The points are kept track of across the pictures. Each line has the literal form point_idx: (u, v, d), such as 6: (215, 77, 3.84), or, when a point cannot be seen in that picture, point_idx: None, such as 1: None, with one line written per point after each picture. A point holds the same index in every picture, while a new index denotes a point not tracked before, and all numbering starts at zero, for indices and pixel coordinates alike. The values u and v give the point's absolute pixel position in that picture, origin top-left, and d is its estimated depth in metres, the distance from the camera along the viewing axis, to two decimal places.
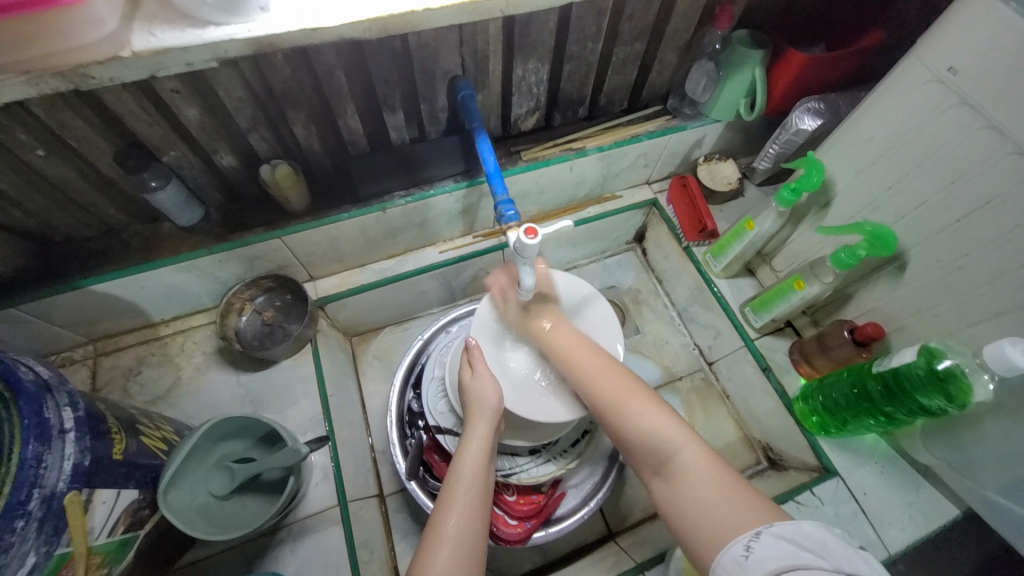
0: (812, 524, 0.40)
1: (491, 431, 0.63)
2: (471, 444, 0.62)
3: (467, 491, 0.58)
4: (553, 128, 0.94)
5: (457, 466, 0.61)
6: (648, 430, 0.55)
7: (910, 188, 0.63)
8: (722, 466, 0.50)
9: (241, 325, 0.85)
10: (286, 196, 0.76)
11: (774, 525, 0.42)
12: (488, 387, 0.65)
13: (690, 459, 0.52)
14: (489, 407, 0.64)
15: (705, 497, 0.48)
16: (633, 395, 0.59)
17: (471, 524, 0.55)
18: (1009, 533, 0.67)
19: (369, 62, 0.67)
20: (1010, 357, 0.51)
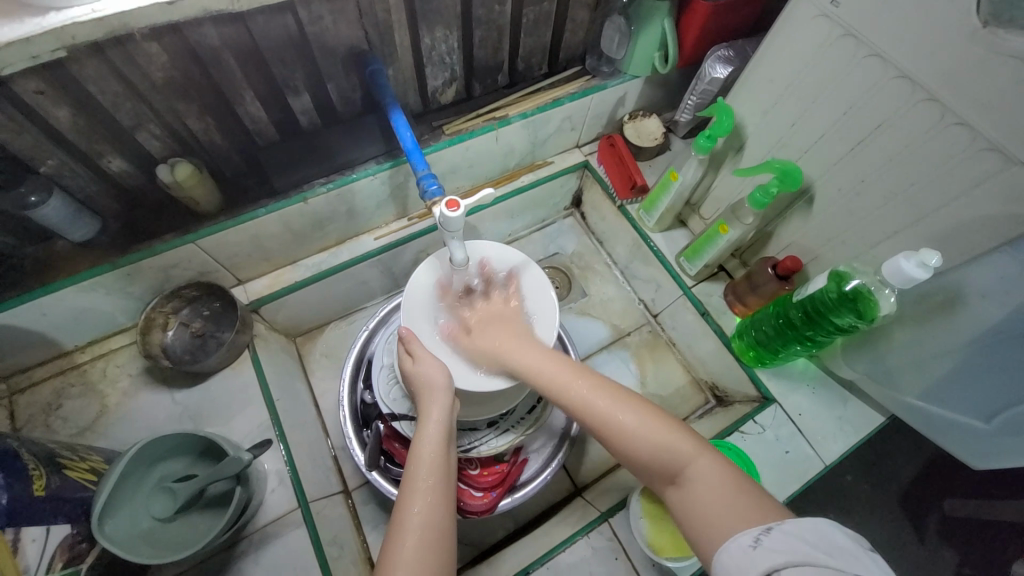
0: (824, 521, 0.40)
1: (445, 412, 0.63)
2: (425, 432, 0.61)
3: (429, 480, 0.57)
4: (474, 99, 0.92)
5: (415, 453, 0.60)
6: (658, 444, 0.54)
7: (811, 122, 0.67)
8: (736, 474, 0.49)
9: (167, 341, 0.80)
10: (192, 196, 0.71)
11: (785, 521, 0.41)
12: (432, 369, 0.65)
13: (703, 471, 0.50)
14: (438, 386, 0.63)
15: (714, 503, 0.47)
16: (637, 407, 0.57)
17: (437, 512, 0.55)
18: (916, 422, 0.77)
19: (260, 42, 0.63)
20: (908, 272, 0.56)
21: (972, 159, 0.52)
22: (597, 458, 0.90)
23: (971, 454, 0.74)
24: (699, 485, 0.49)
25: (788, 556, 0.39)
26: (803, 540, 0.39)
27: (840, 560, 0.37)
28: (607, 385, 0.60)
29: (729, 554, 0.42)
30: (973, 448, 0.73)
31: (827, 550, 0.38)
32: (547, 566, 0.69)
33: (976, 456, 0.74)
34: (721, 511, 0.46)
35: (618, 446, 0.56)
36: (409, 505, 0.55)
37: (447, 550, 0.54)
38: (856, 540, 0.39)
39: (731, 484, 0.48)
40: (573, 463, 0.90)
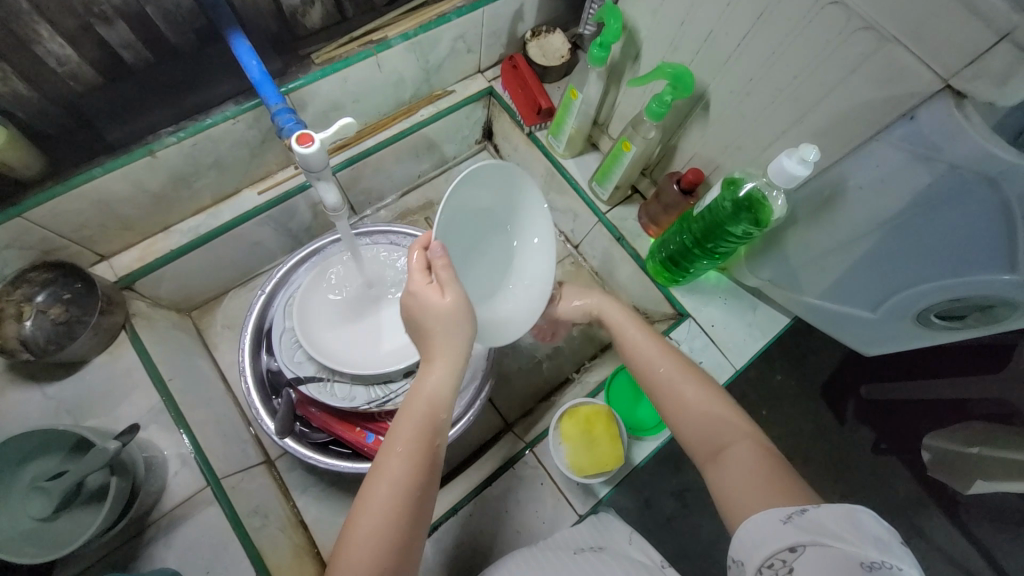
0: (863, 511, 0.38)
1: (454, 365, 0.55)
2: (426, 381, 0.53)
3: (415, 432, 0.50)
4: (348, 20, 0.80)
5: (410, 400, 0.53)
6: (703, 414, 0.54)
7: (699, 19, 0.62)
8: (776, 461, 0.48)
9: (25, 332, 0.71)
10: (5, 160, 0.60)
11: (823, 504, 0.40)
12: (453, 315, 0.54)
13: (749, 451, 0.49)
14: (455, 329, 0.54)
15: (751, 481, 0.46)
16: (701, 383, 0.57)
17: (421, 470, 0.49)
18: (816, 321, 0.80)
19: None
20: (788, 169, 0.54)
21: (848, 41, 0.50)
22: (524, 394, 0.92)
23: (862, 342, 0.79)
24: (734, 460, 0.49)
25: (817, 535, 0.38)
26: (835, 521, 0.38)
27: (867, 547, 0.36)
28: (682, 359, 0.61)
29: (754, 523, 0.42)
30: (864, 336, 0.78)
31: (861, 537, 0.36)
32: (474, 500, 0.70)
33: (864, 342, 0.79)
34: (744, 489, 0.45)
35: (667, 405, 0.57)
36: (389, 456, 0.49)
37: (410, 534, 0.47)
38: (897, 540, 0.37)
39: (767, 467, 0.47)
40: (503, 401, 0.91)
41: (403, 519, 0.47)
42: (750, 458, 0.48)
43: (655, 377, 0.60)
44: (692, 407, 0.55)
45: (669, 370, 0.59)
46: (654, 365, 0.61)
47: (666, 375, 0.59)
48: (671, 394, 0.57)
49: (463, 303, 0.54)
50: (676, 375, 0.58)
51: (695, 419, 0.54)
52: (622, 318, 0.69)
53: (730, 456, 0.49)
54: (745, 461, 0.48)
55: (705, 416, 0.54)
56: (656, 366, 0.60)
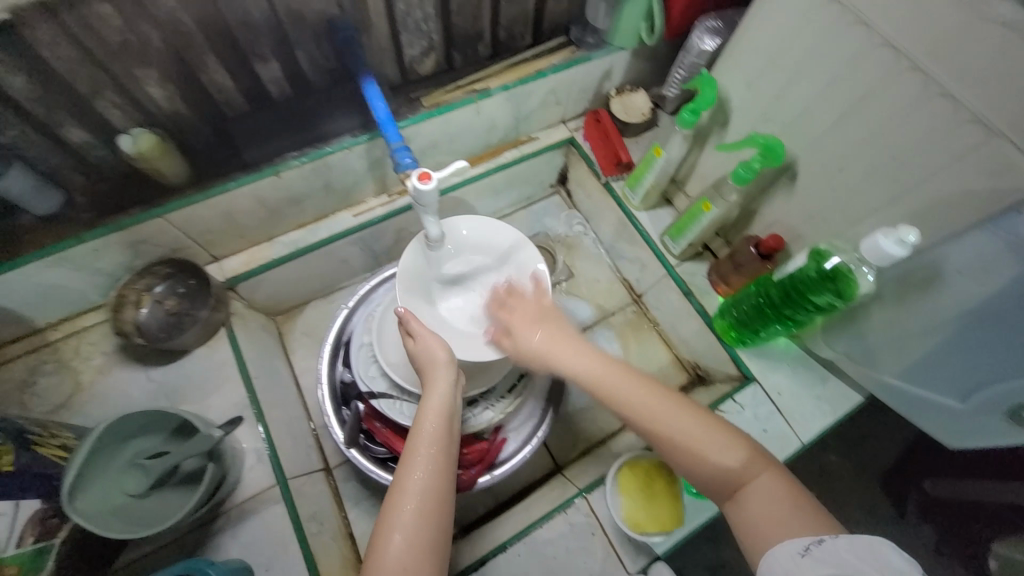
0: (879, 542, 0.40)
1: (451, 386, 0.62)
2: (429, 403, 0.60)
3: (426, 449, 0.56)
4: (454, 70, 0.89)
5: (416, 425, 0.59)
6: (711, 452, 0.52)
7: (795, 96, 0.65)
8: (792, 489, 0.49)
9: (140, 319, 0.78)
10: (157, 166, 0.68)
11: (839, 536, 0.42)
12: (434, 344, 0.64)
13: (765, 484, 0.49)
14: (437, 360, 0.63)
15: (768, 516, 0.47)
16: (692, 415, 0.54)
17: (434, 480, 0.55)
18: (894, 403, 0.78)
19: (222, 7, 0.59)
20: (884, 249, 0.55)
21: (954, 133, 0.51)
22: (577, 438, 0.91)
23: (948, 431, 0.75)
24: (756, 499, 0.49)
25: (837, 567, 0.40)
26: (855, 555, 0.40)
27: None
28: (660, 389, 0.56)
29: (776, 557, 0.44)
30: (950, 426, 0.74)
31: (880, 570, 0.38)
32: (524, 541, 0.70)
33: (951, 432, 0.75)
34: (779, 527, 0.45)
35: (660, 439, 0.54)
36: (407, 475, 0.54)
37: (446, 527, 0.53)
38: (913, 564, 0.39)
39: (790, 500, 0.47)
40: (554, 441, 0.91)
41: (433, 523, 0.52)
42: (770, 489, 0.49)
43: (653, 420, 0.55)
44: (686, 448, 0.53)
45: (651, 404, 0.55)
46: (637, 403, 0.55)
47: (657, 413, 0.55)
48: (661, 430, 0.54)
49: (440, 341, 0.64)
50: (673, 413, 0.54)
51: (710, 458, 0.52)
52: (587, 360, 0.59)
53: (750, 493, 0.49)
54: (766, 499, 0.48)
55: (716, 454, 0.52)
56: (637, 405, 0.55)
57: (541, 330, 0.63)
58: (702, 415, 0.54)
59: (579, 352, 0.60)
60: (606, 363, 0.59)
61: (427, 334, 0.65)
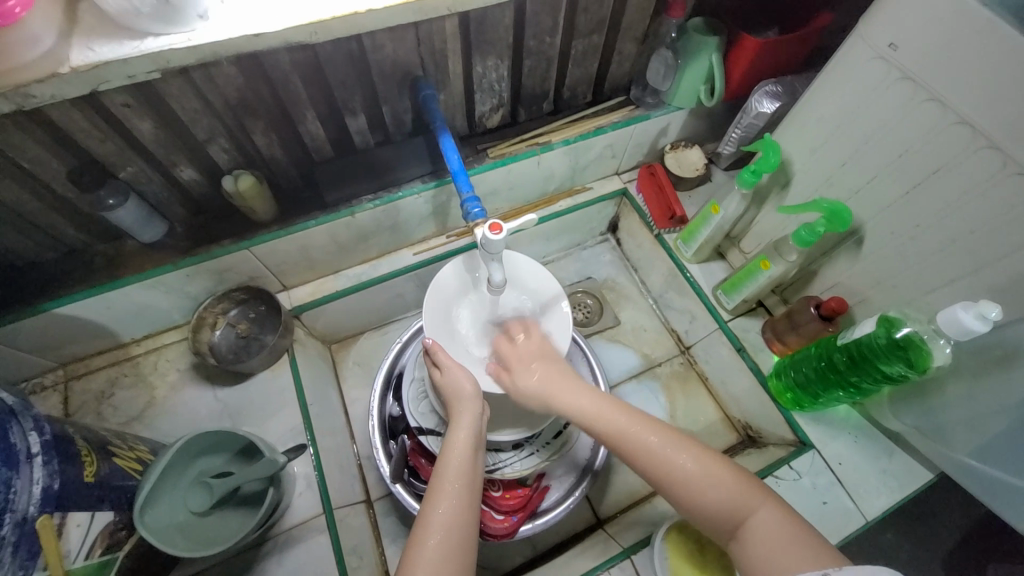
0: (889, 574, 0.40)
1: (477, 418, 0.62)
2: (456, 437, 0.61)
3: (455, 487, 0.57)
4: (518, 124, 0.94)
5: (443, 459, 0.60)
6: (705, 483, 0.55)
7: (861, 163, 0.66)
8: (796, 523, 0.51)
9: (215, 340, 0.85)
10: (251, 207, 0.75)
11: (847, 571, 0.42)
12: (459, 374, 0.64)
13: (765, 521, 0.51)
14: (465, 395, 0.63)
15: (781, 557, 0.48)
16: (686, 446, 0.57)
17: (457, 517, 0.55)
18: (976, 489, 0.71)
19: (325, 69, 0.67)
20: (965, 324, 0.53)
21: None
22: (620, 492, 0.89)
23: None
24: (759, 534, 0.51)
25: None
26: None
27: None
28: (654, 424, 0.59)
29: None
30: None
31: None
32: None
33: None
34: (791, 565, 0.47)
35: (667, 484, 0.56)
36: (433, 510, 0.55)
37: (469, 558, 0.54)
38: None
39: (794, 536, 0.50)
40: (595, 493, 0.89)
41: (460, 555, 0.53)
42: (773, 526, 0.51)
43: (653, 457, 0.57)
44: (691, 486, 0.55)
45: (655, 445, 0.58)
46: (628, 434, 0.59)
47: (653, 452, 0.57)
48: (664, 472, 0.56)
49: (467, 373, 0.65)
50: (671, 451, 0.57)
51: (704, 493, 0.54)
52: (594, 400, 0.62)
53: (752, 529, 0.52)
54: (768, 535, 0.50)
55: (711, 489, 0.54)
56: (637, 446, 0.58)
57: (537, 367, 0.66)
58: (693, 450, 0.57)
59: (589, 396, 0.63)
60: (605, 403, 0.62)
61: (457, 367, 0.65)
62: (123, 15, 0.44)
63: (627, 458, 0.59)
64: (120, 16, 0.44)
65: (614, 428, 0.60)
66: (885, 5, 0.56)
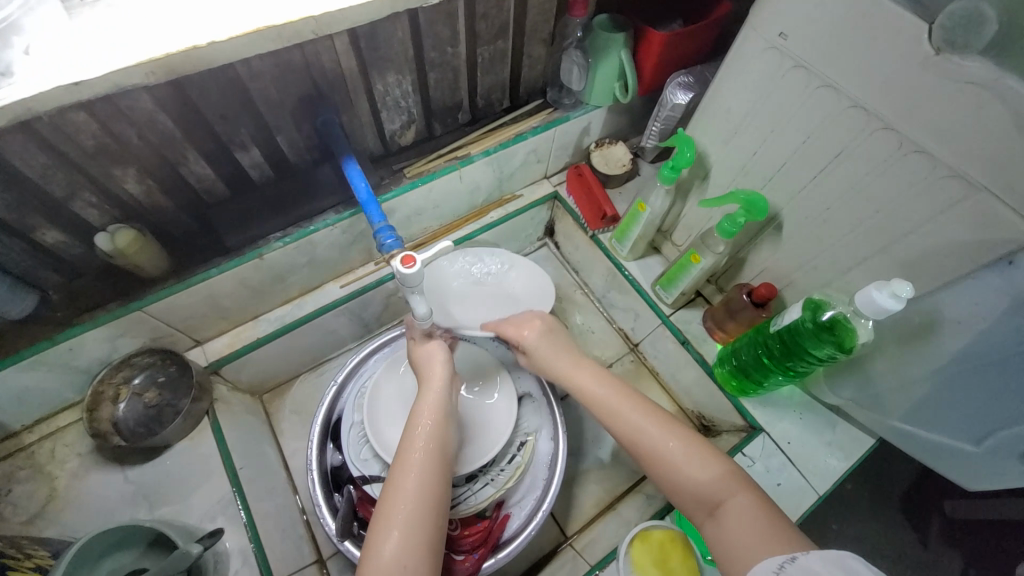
0: (852, 557, 0.38)
1: (443, 388, 0.65)
2: (423, 404, 0.63)
3: (423, 452, 0.57)
4: (435, 138, 0.90)
5: (409, 425, 0.60)
6: (687, 469, 0.53)
7: (771, 152, 0.66)
8: (771, 513, 0.48)
9: (118, 415, 0.76)
10: (136, 263, 0.67)
11: (812, 553, 0.41)
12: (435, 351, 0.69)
13: (743, 504, 0.49)
14: (436, 365, 0.67)
15: (749, 533, 0.46)
16: (679, 431, 0.56)
17: (429, 477, 0.55)
18: (913, 451, 0.74)
19: (199, 103, 0.60)
20: (879, 303, 0.54)
21: (934, 187, 0.52)
22: (585, 503, 0.87)
23: (980, 484, 0.69)
24: (735, 515, 0.48)
25: None
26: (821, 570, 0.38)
27: None
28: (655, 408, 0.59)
29: None
30: (980, 478, 0.68)
31: None
32: None
33: (984, 485, 0.69)
34: (756, 539, 0.45)
35: (656, 464, 0.55)
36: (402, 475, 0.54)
37: (435, 519, 0.53)
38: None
39: (768, 519, 0.47)
40: (561, 510, 0.87)
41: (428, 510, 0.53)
42: (748, 512, 0.48)
43: (640, 434, 0.57)
44: (671, 466, 0.54)
45: (643, 422, 0.58)
46: (618, 410, 0.60)
47: (636, 425, 0.57)
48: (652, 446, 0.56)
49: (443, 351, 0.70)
50: (658, 429, 0.57)
51: (681, 470, 0.53)
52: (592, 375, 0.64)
53: (729, 510, 0.49)
54: (743, 513, 0.48)
55: (696, 472, 0.53)
56: (627, 417, 0.59)
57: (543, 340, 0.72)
58: (685, 435, 0.56)
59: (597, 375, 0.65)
60: (608, 379, 0.63)
61: (427, 342, 0.71)
62: None
63: (616, 428, 0.60)
64: None
65: (608, 404, 0.61)
66: None
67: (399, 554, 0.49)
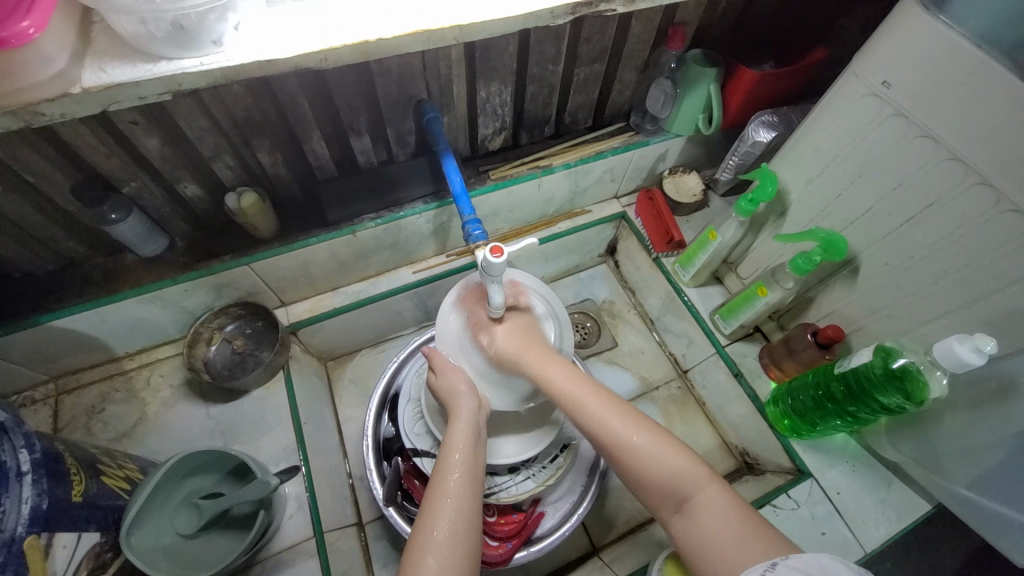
0: (828, 558, 0.40)
1: (473, 413, 0.63)
2: (455, 432, 0.61)
3: (458, 482, 0.57)
4: (520, 147, 0.96)
5: (443, 453, 0.60)
6: (659, 461, 0.54)
7: (857, 195, 0.67)
8: (740, 506, 0.49)
9: (210, 356, 0.84)
10: (253, 223, 0.75)
11: (791, 558, 0.41)
12: (456, 376, 0.66)
13: (709, 498, 0.50)
14: (461, 393, 0.64)
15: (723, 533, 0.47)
16: (642, 429, 0.56)
17: (467, 505, 0.55)
18: (970, 520, 0.70)
19: (333, 90, 0.68)
20: (959, 355, 0.54)
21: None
22: (616, 518, 0.88)
23: None
24: (704, 512, 0.50)
25: None
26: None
27: None
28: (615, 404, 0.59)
29: None
30: None
31: None
32: None
33: None
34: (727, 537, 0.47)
35: (622, 460, 0.55)
36: (439, 503, 0.55)
37: (476, 546, 0.54)
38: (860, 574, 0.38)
39: (738, 517, 0.48)
40: (591, 520, 0.88)
41: (466, 539, 0.53)
42: (715, 504, 0.50)
43: (604, 430, 0.57)
44: (646, 469, 0.54)
45: (609, 422, 0.57)
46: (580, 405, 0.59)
47: (600, 419, 0.58)
48: (622, 449, 0.55)
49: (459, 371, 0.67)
50: (619, 423, 0.57)
51: (654, 468, 0.53)
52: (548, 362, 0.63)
53: (697, 506, 0.50)
54: (712, 510, 0.50)
55: (659, 463, 0.54)
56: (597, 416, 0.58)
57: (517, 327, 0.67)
58: (643, 427, 0.57)
59: (563, 371, 0.62)
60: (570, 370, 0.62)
61: (452, 369, 0.67)
62: (137, 39, 0.45)
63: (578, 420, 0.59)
64: (135, 39, 0.45)
65: (569, 396, 0.60)
66: (878, 44, 0.58)
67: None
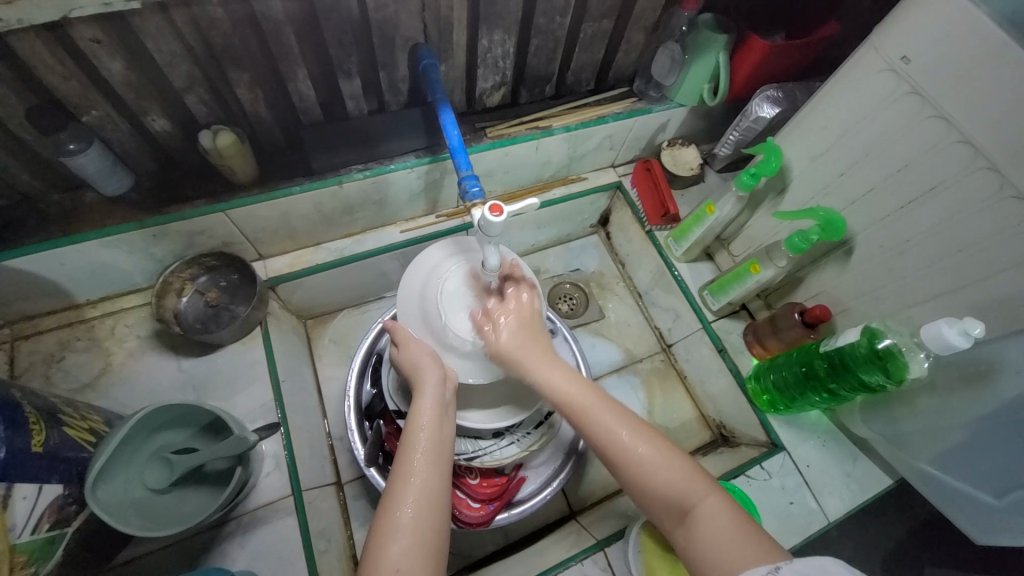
0: (831, 561, 0.40)
1: (439, 386, 0.61)
2: (421, 407, 0.59)
3: (426, 459, 0.55)
4: (519, 105, 0.92)
5: (408, 433, 0.57)
6: (664, 464, 0.52)
7: (861, 174, 0.67)
8: (741, 517, 0.48)
9: (181, 307, 0.79)
10: (230, 165, 0.69)
11: (793, 560, 0.41)
12: (420, 353, 0.63)
13: (713, 508, 0.49)
14: (425, 367, 0.62)
15: (725, 545, 0.46)
16: (646, 429, 0.55)
17: (434, 484, 0.53)
18: (931, 495, 0.74)
19: (322, 25, 0.62)
20: (947, 338, 0.56)
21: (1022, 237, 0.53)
22: (594, 484, 0.90)
23: (991, 539, 0.69)
24: (705, 519, 0.48)
25: None
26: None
27: None
28: (617, 407, 0.57)
29: None
30: (993, 532, 0.68)
31: None
32: None
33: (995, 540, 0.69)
34: (730, 547, 0.45)
35: (621, 462, 0.54)
36: (404, 484, 0.52)
37: (444, 534, 0.52)
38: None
39: (738, 526, 0.47)
40: (569, 485, 0.89)
41: (432, 521, 0.51)
42: (717, 516, 0.48)
43: (602, 433, 0.55)
44: (649, 473, 0.52)
45: (611, 420, 0.56)
46: (583, 411, 0.57)
47: (602, 422, 0.56)
48: (623, 453, 0.53)
49: (427, 347, 0.64)
50: (618, 423, 0.55)
51: (656, 472, 0.52)
52: (549, 365, 0.60)
53: (700, 516, 0.49)
54: (713, 518, 0.48)
55: (660, 465, 0.52)
56: (598, 420, 0.56)
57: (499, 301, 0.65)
58: (646, 429, 0.55)
59: (561, 372, 0.60)
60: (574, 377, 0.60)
61: (413, 341, 0.65)
62: None
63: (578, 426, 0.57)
64: None
65: (572, 406, 0.58)
66: (901, 15, 0.56)
67: (404, 563, 0.47)
